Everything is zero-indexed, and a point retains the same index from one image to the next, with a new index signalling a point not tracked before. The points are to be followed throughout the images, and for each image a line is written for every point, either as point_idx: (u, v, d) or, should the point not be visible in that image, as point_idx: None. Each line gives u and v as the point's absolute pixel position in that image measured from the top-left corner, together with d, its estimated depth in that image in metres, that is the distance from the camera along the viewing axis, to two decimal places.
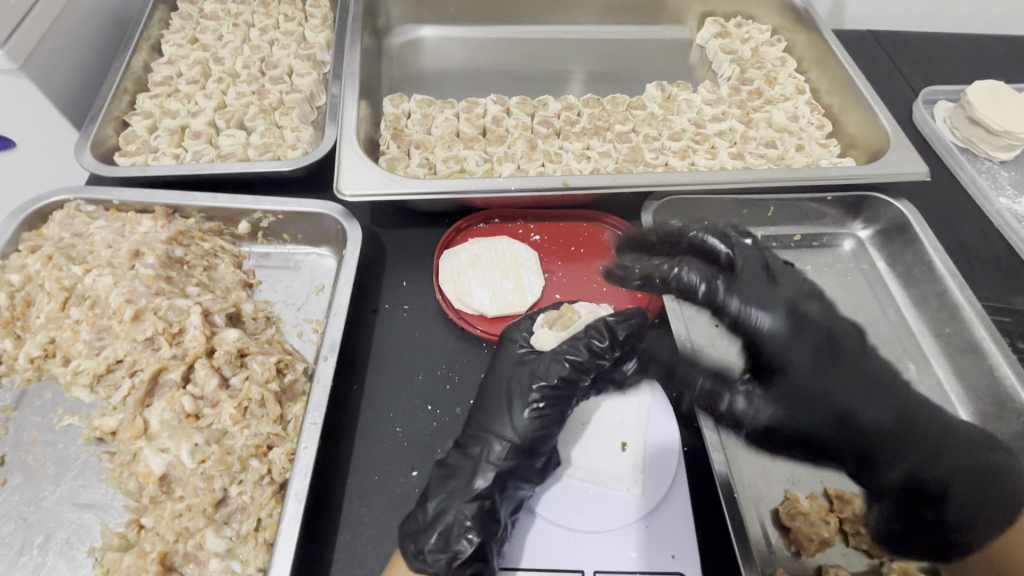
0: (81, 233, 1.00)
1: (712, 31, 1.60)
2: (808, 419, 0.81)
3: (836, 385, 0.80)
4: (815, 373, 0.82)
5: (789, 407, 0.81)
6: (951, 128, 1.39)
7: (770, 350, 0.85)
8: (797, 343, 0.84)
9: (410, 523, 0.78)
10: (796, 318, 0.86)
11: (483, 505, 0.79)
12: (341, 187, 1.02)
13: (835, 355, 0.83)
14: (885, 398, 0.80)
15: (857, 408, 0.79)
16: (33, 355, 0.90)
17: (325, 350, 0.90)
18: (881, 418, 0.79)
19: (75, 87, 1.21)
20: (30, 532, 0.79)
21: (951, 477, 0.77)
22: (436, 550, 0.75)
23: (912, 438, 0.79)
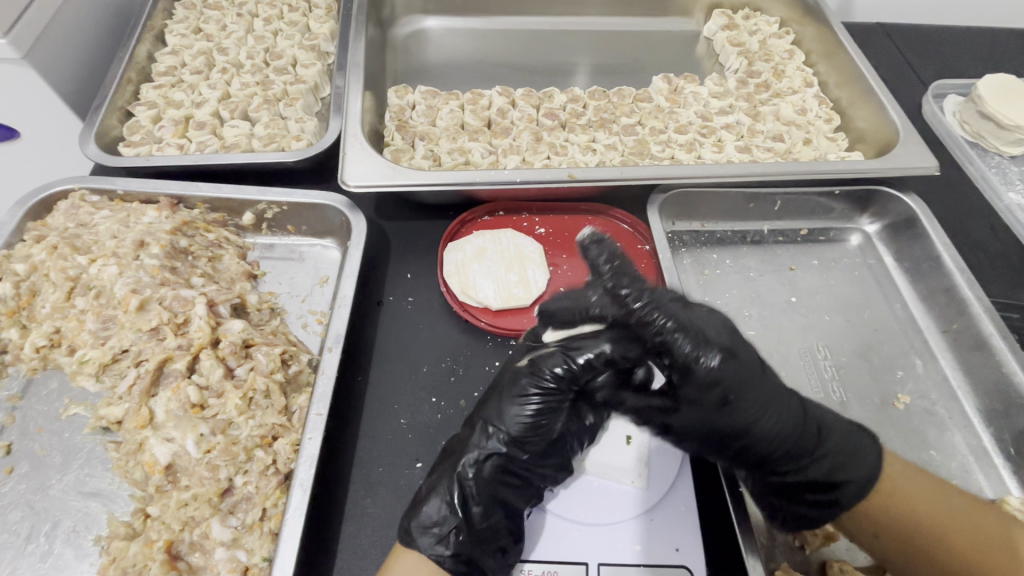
0: (86, 224, 1.00)
1: (719, 23, 1.58)
2: (705, 436, 0.78)
3: (740, 411, 0.75)
4: (719, 406, 0.74)
5: (699, 429, 0.77)
6: (961, 123, 1.37)
7: (688, 383, 0.73)
8: (719, 376, 0.72)
9: (411, 531, 0.76)
10: (714, 344, 0.73)
11: (474, 516, 0.78)
12: (346, 178, 1.01)
13: (741, 388, 0.74)
14: (782, 410, 0.77)
15: (751, 432, 0.76)
16: (38, 345, 0.90)
17: (330, 341, 0.90)
18: (782, 444, 0.77)
19: (79, 77, 1.20)
20: (37, 520, 0.79)
21: (846, 480, 0.77)
22: (435, 556, 0.75)
23: (800, 450, 0.78)
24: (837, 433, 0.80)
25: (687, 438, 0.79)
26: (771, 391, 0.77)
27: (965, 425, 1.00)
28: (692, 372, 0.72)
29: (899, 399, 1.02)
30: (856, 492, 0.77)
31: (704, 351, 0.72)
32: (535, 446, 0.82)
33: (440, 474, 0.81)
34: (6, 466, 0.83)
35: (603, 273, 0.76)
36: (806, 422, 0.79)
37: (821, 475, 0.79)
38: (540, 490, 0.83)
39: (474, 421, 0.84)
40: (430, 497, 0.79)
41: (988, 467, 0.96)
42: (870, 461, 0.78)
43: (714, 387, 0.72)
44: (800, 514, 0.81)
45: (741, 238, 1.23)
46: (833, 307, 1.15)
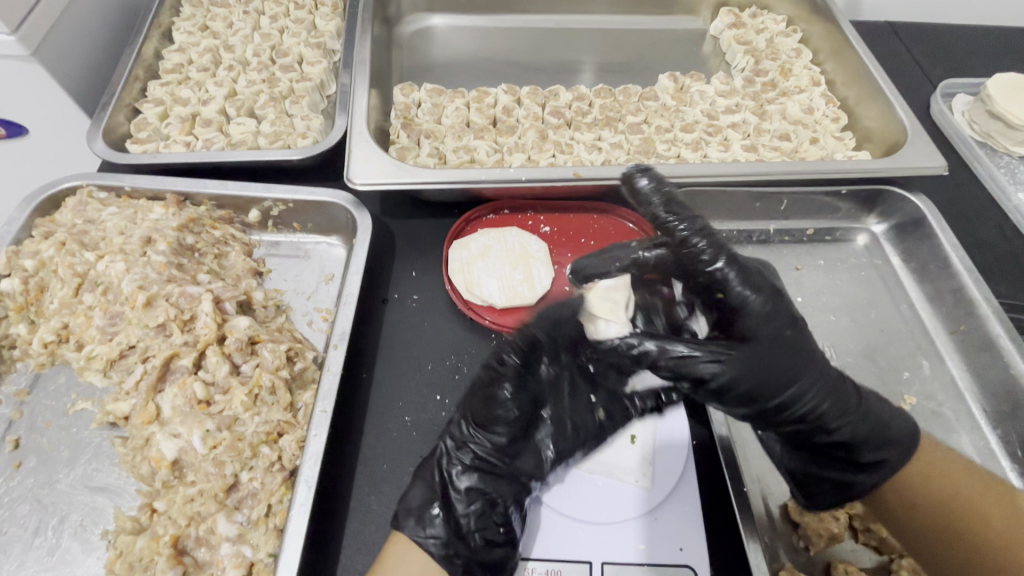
0: (94, 220, 1.01)
1: (726, 21, 1.57)
2: (754, 388, 0.76)
3: (786, 354, 0.77)
4: (770, 340, 0.76)
5: (748, 377, 0.75)
6: (970, 122, 1.36)
7: (744, 317, 0.77)
8: (768, 317, 0.77)
9: (399, 515, 0.78)
10: (766, 286, 0.79)
11: (455, 502, 0.79)
12: (351, 176, 1.01)
13: (793, 328, 0.78)
14: (820, 374, 0.78)
15: (799, 378, 0.77)
16: (47, 340, 0.91)
17: (335, 339, 0.90)
18: (830, 395, 0.77)
19: (87, 75, 1.21)
20: (45, 513, 0.80)
21: (890, 442, 0.77)
22: (420, 540, 0.75)
23: (848, 408, 0.78)
24: (875, 396, 0.81)
25: (735, 391, 0.75)
26: (811, 345, 0.79)
27: (972, 426, 1.00)
28: (744, 308, 0.77)
29: (906, 400, 1.02)
30: (902, 452, 0.77)
31: (749, 287, 0.77)
32: (506, 434, 0.83)
33: (425, 464, 0.83)
34: (14, 460, 0.84)
35: (654, 211, 0.81)
36: (847, 380, 0.80)
37: (868, 435, 0.78)
38: (524, 480, 0.83)
39: (455, 410, 0.86)
40: (415, 483, 0.81)
41: (995, 469, 0.95)
42: (909, 425, 0.79)
43: (768, 321, 0.77)
44: (840, 479, 0.80)
45: (747, 238, 1.23)
46: (838, 307, 1.14)
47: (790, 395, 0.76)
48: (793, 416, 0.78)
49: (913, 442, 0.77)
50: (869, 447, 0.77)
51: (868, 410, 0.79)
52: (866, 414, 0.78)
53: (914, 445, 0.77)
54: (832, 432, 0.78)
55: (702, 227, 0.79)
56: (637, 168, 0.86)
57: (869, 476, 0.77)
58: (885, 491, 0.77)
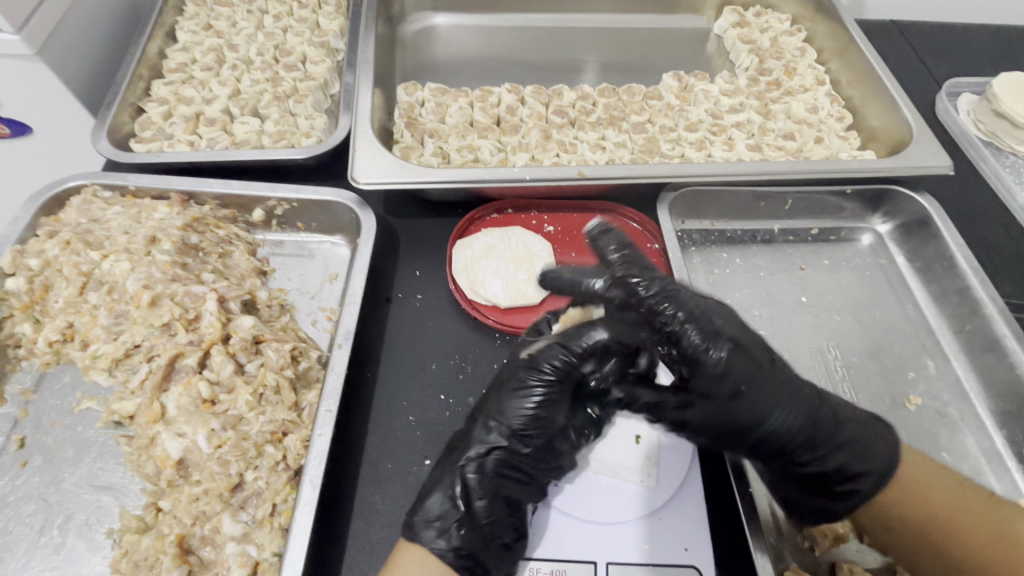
0: (99, 219, 1.01)
1: (730, 20, 1.57)
2: (718, 431, 0.79)
3: (749, 402, 0.77)
4: (729, 398, 0.76)
5: (709, 424, 0.79)
6: (975, 122, 1.36)
7: (699, 375, 0.75)
8: (725, 372, 0.75)
9: (416, 525, 0.76)
10: (723, 337, 0.76)
11: (477, 511, 0.77)
12: (355, 175, 1.01)
13: (754, 375, 0.77)
14: (793, 400, 0.78)
15: (767, 415, 0.78)
16: (52, 339, 0.91)
17: (340, 338, 0.90)
18: (802, 430, 0.78)
19: (91, 74, 1.21)
20: (50, 512, 0.80)
21: (865, 471, 0.78)
22: (438, 550, 0.74)
23: (819, 442, 0.79)
24: (854, 420, 0.81)
25: (700, 435, 0.80)
26: (780, 378, 0.79)
27: (978, 427, 0.99)
28: (700, 365, 0.74)
29: (911, 400, 1.01)
30: (874, 483, 0.77)
31: (712, 344, 0.74)
32: (532, 441, 0.82)
33: (443, 468, 0.81)
34: (19, 459, 0.84)
35: (613, 270, 0.80)
36: (823, 409, 0.80)
37: (838, 466, 0.79)
38: (543, 484, 0.83)
39: (478, 413, 0.85)
40: (433, 491, 0.78)
41: (1000, 470, 0.95)
42: (889, 457, 0.78)
43: (724, 381, 0.75)
44: (824, 506, 0.81)
45: (751, 237, 1.22)
46: (843, 306, 1.14)
47: (757, 437, 0.79)
48: (766, 450, 0.80)
49: (889, 472, 0.77)
50: (839, 478, 0.79)
51: (842, 442, 0.79)
52: (838, 448, 0.79)
53: (890, 472, 0.77)
54: (804, 465, 0.80)
55: (659, 287, 0.77)
56: (597, 223, 0.83)
57: (842, 504, 0.80)
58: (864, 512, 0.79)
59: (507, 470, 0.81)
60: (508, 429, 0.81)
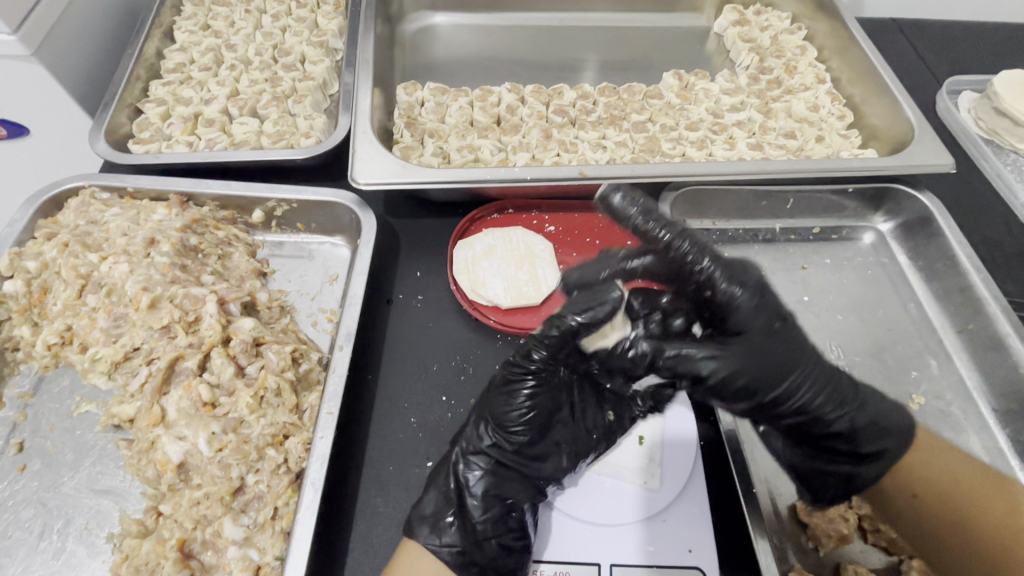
0: (97, 221, 1.00)
1: (730, 19, 1.57)
2: (751, 386, 0.73)
3: (781, 348, 0.74)
4: (763, 336, 0.74)
5: (747, 370, 0.72)
6: (976, 119, 1.35)
7: (732, 317, 0.75)
8: (756, 312, 0.74)
9: (412, 522, 0.78)
10: (751, 283, 0.75)
11: (472, 509, 0.79)
12: (355, 176, 1.01)
13: (783, 324, 0.76)
14: (820, 365, 0.77)
15: (802, 371, 0.75)
16: (50, 342, 0.90)
17: (341, 340, 0.89)
18: (827, 384, 0.76)
19: (88, 75, 1.20)
20: (49, 517, 0.79)
21: (886, 432, 0.77)
22: (433, 548, 0.75)
23: (845, 399, 0.77)
24: (868, 384, 0.80)
25: (738, 391, 0.73)
26: (800, 334, 0.77)
27: (982, 425, 0.99)
28: (732, 308, 0.74)
29: (914, 399, 1.01)
30: (898, 440, 0.77)
31: (736, 284, 0.74)
32: (525, 438, 0.81)
33: (440, 468, 0.82)
34: (19, 463, 0.83)
35: (634, 222, 0.78)
36: (841, 370, 0.79)
37: (864, 425, 0.77)
38: (540, 483, 0.83)
39: (470, 414, 0.84)
40: (429, 489, 0.81)
41: (1004, 469, 0.94)
42: (904, 417, 0.79)
43: (756, 320, 0.74)
44: (841, 473, 0.80)
45: (753, 236, 1.22)
46: (845, 305, 1.13)
47: (786, 392, 0.74)
48: (796, 411, 0.76)
49: (910, 432, 0.78)
50: (865, 438, 0.77)
51: (863, 405, 0.77)
52: (862, 406, 0.77)
53: (911, 431, 0.78)
54: (830, 425, 0.77)
55: (687, 232, 0.76)
56: (610, 187, 0.80)
57: (863, 467, 0.79)
58: (884, 479, 0.78)
59: (502, 468, 0.81)
60: (503, 425, 0.80)
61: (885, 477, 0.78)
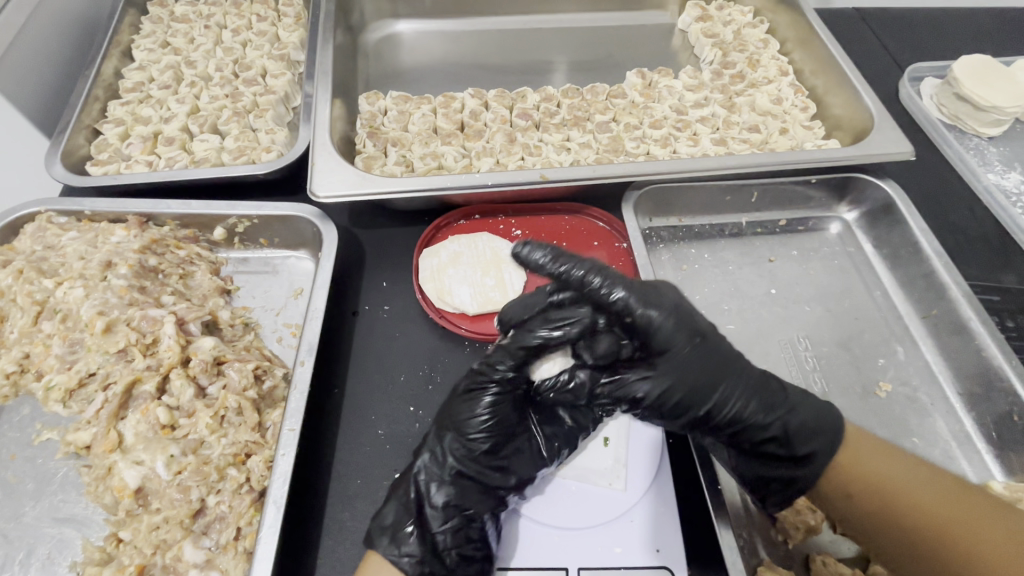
0: (54, 246, 0.99)
1: (693, 15, 1.57)
2: (679, 399, 0.76)
3: (702, 363, 0.76)
4: (685, 351, 0.75)
5: (676, 389, 0.76)
6: (937, 105, 1.37)
7: (650, 340, 0.75)
8: (677, 332, 0.75)
9: (373, 533, 0.77)
10: (666, 301, 0.76)
11: (431, 520, 0.77)
12: (314, 189, 1.00)
13: (702, 338, 0.76)
14: (745, 374, 0.78)
15: (720, 385, 0.77)
16: (8, 371, 0.89)
17: (303, 355, 0.89)
18: (750, 398, 0.77)
19: (43, 98, 1.19)
20: (10, 548, 0.78)
21: (818, 433, 0.75)
22: (392, 558, 0.74)
23: (771, 404, 0.77)
24: (796, 387, 0.80)
25: (667, 405, 0.76)
26: (727, 348, 0.79)
27: (948, 409, 1.00)
28: (652, 329, 0.74)
29: (882, 387, 1.02)
30: (826, 442, 0.75)
31: (654, 308, 0.74)
32: (487, 446, 0.81)
33: (401, 479, 0.81)
34: None
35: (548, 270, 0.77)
36: (768, 379, 0.79)
37: (794, 428, 0.76)
38: (503, 493, 0.81)
39: (436, 422, 0.84)
40: (390, 499, 0.79)
41: (971, 452, 0.95)
42: (837, 421, 0.77)
43: (677, 338, 0.75)
44: (784, 477, 0.77)
45: (720, 232, 1.23)
46: (813, 297, 1.14)
47: (711, 405, 0.76)
48: (721, 422, 0.77)
49: (838, 432, 0.76)
50: (799, 441, 0.75)
51: (793, 406, 0.77)
52: (792, 409, 0.77)
53: (840, 433, 0.76)
54: (764, 431, 0.77)
55: (597, 265, 0.76)
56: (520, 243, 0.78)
57: (801, 471, 0.76)
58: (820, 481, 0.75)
59: (460, 478, 0.80)
60: (465, 434, 0.80)
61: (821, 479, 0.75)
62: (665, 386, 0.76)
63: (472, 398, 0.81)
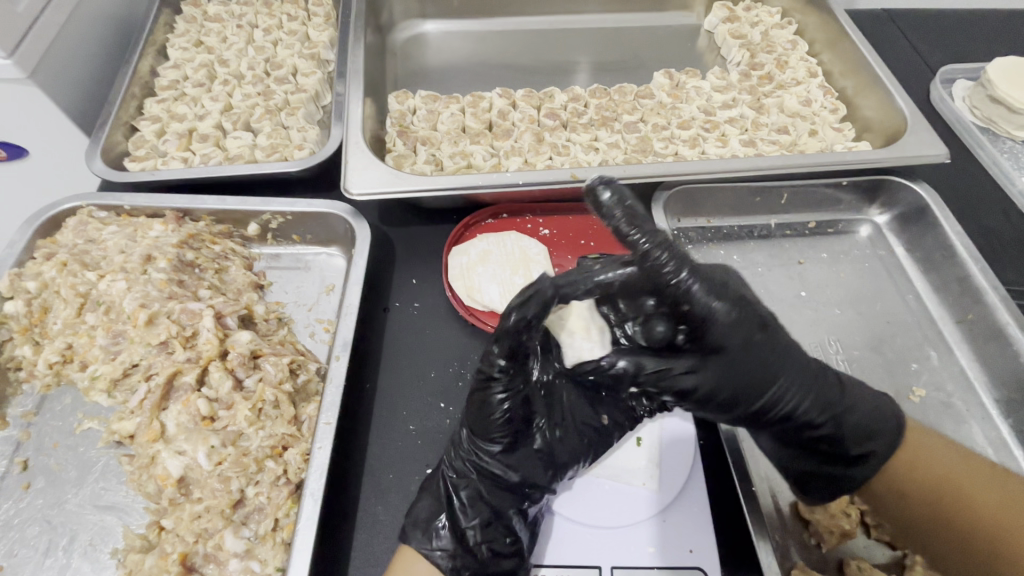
0: (95, 240, 1.01)
1: (720, 16, 1.57)
2: (730, 395, 0.75)
3: (759, 362, 0.74)
4: (740, 354, 0.73)
5: (726, 386, 0.75)
6: (971, 108, 1.35)
7: (708, 335, 0.72)
8: (736, 331, 0.72)
9: (406, 528, 0.78)
10: (731, 294, 0.72)
11: (461, 514, 0.78)
12: (348, 186, 1.01)
13: (763, 337, 0.73)
14: (807, 370, 0.76)
15: (779, 379, 0.74)
16: (51, 361, 0.91)
17: (338, 349, 0.90)
18: (806, 394, 0.75)
19: (83, 96, 1.21)
20: (55, 534, 0.80)
21: (876, 433, 0.75)
22: (425, 552, 0.75)
23: (830, 401, 0.76)
24: (860, 385, 0.78)
25: (713, 400, 0.76)
26: (787, 342, 0.76)
27: (984, 416, 0.98)
28: (711, 320, 0.71)
29: (915, 392, 1.00)
30: (886, 443, 0.74)
31: (716, 302, 0.70)
32: (521, 440, 0.81)
33: (436, 473, 0.83)
34: (23, 481, 0.84)
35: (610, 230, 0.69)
36: (827, 375, 0.78)
37: (850, 427, 0.75)
38: (534, 492, 0.81)
39: (469, 418, 0.84)
40: (423, 495, 0.81)
41: (1008, 460, 0.94)
42: (895, 418, 0.76)
43: (735, 337, 0.72)
44: (826, 475, 0.79)
45: (749, 233, 1.22)
46: (844, 300, 1.13)
47: (766, 401, 0.75)
48: (774, 418, 0.76)
49: (896, 433, 0.75)
50: (851, 442, 0.75)
51: (852, 406, 0.76)
52: (849, 411, 0.75)
53: (897, 433, 0.75)
54: (818, 427, 0.76)
55: (663, 240, 0.68)
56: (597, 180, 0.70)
57: (855, 468, 0.76)
58: (873, 480, 0.75)
59: (495, 473, 0.80)
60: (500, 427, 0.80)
61: (874, 478, 0.75)
62: (713, 385, 0.75)
63: (530, 378, 0.80)
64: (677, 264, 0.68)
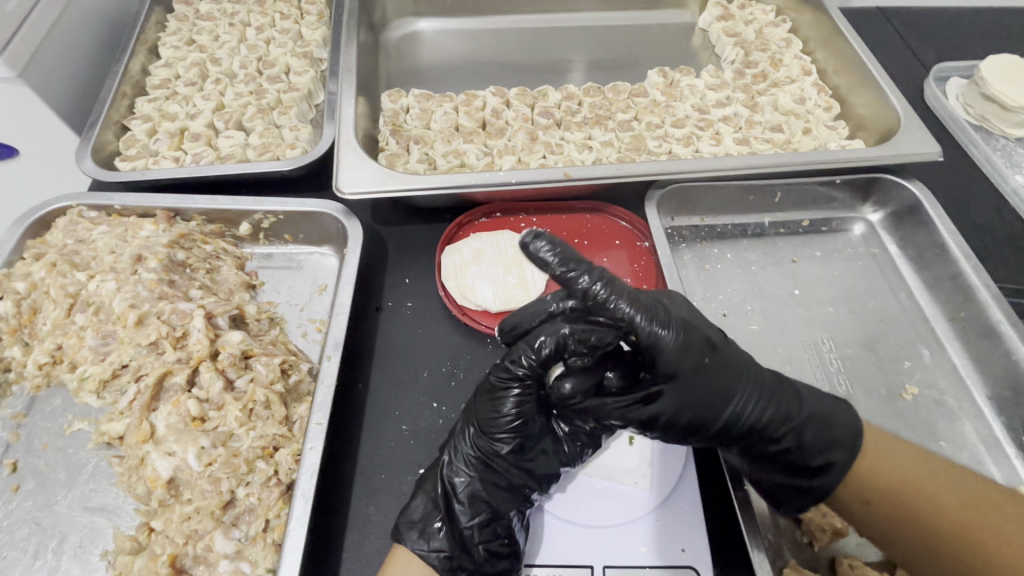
0: (85, 240, 1.01)
1: (714, 14, 1.56)
2: (693, 417, 0.74)
3: (713, 379, 0.74)
4: (694, 372, 0.73)
5: (687, 408, 0.74)
6: (964, 105, 1.35)
7: (660, 358, 0.71)
8: (685, 350, 0.72)
9: (401, 527, 0.78)
10: (675, 318, 0.72)
11: (459, 515, 0.78)
12: (339, 186, 1.01)
13: (712, 354, 0.74)
14: (760, 384, 0.77)
15: (733, 396, 0.75)
16: (41, 362, 0.91)
17: (329, 350, 0.89)
18: (764, 406, 0.75)
19: (73, 95, 1.21)
20: (44, 536, 0.80)
21: (835, 443, 0.75)
22: (421, 552, 0.75)
23: (788, 414, 0.76)
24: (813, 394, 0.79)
25: (677, 424, 0.74)
26: (735, 355, 0.77)
27: (976, 414, 0.98)
28: (659, 346, 0.70)
29: (907, 390, 1.01)
30: (847, 450, 0.74)
31: (659, 325, 0.70)
32: (512, 446, 0.80)
33: (429, 472, 0.83)
34: (12, 483, 0.84)
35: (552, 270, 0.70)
36: (781, 386, 0.78)
37: (811, 438, 0.76)
38: (529, 491, 0.82)
39: (460, 420, 0.85)
40: (418, 493, 0.81)
41: (1000, 457, 0.94)
42: (852, 424, 0.76)
43: (687, 356, 0.72)
44: (797, 487, 0.77)
45: (742, 231, 1.22)
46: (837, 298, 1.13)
47: (727, 418, 0.75)
48: (735, 434, 0.76)
49: (857, 441, 0.74)
50: (813, 452, 0.75)
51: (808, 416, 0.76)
52: (805, 422, 0.76)
53: (857, 441, 0.75)
54: (778, 441, 0.76)
55: (602, 274, 0.71)
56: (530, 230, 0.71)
57: (819, 480, 0.75)
58: (842, 487, 0.74)
59: (488, 477, 0.81)
60: (489, 434, 0.80)
61: (843, 486, 0.74)
62: (676, 409, 0.73)
63: (502, 402, 0.79)
64: (616, 292, 0.70)
